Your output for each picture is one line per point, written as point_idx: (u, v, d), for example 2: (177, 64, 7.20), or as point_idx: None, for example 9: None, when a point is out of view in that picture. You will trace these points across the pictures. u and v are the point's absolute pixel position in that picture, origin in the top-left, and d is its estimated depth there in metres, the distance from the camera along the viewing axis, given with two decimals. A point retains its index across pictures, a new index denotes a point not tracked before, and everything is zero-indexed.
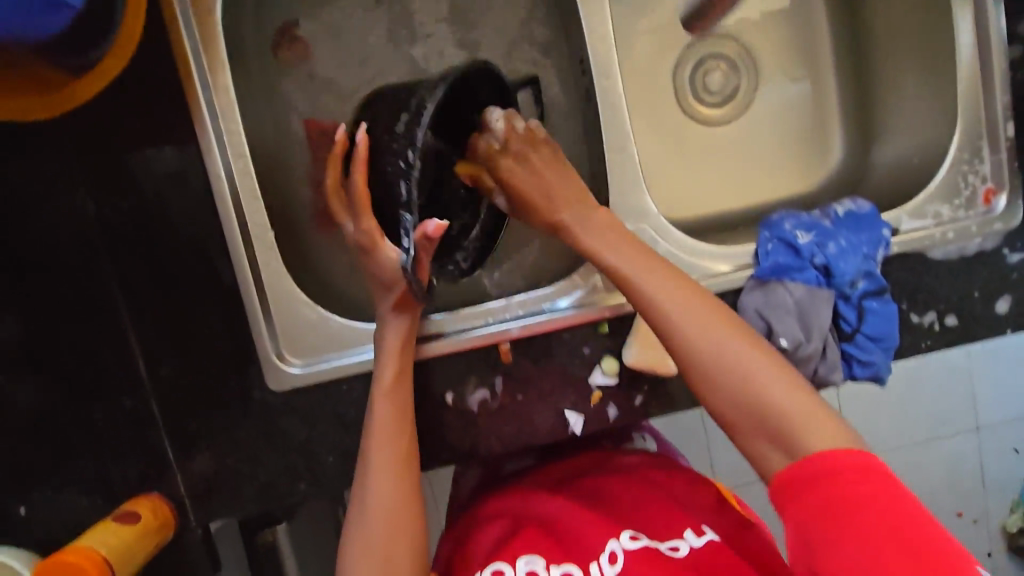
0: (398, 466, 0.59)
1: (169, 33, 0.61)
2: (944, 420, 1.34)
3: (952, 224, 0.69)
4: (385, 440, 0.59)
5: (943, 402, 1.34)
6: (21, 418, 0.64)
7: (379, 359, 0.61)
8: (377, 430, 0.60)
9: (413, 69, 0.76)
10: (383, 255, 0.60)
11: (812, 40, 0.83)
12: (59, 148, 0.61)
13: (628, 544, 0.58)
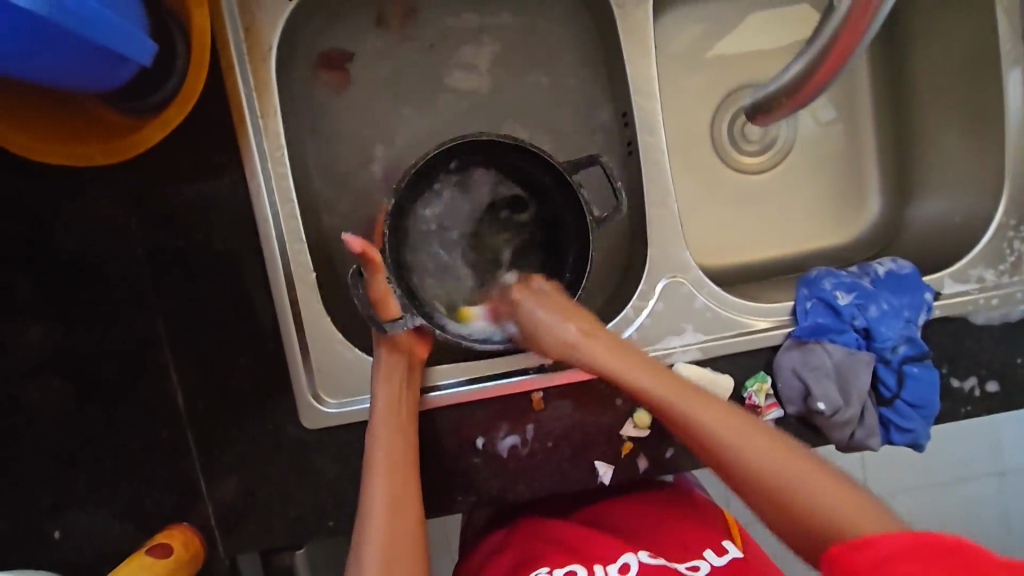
0: (399, 505, 0.59)
1: (224, 78, 0.62)
2: (969, 467, 1.31)
3: (996, 290, 0.68)
4: (385, 476, 0.59)
5: (969, 450, 1.31)
6: (62, 445, 0.65)
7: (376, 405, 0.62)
8: (380, 464, 0.60)
9: (455, 111, 0.77)
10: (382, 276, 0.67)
11: (854, 91, 0.82)
12: (112, 184, 0.63)
13: (643, 559, 0.60)
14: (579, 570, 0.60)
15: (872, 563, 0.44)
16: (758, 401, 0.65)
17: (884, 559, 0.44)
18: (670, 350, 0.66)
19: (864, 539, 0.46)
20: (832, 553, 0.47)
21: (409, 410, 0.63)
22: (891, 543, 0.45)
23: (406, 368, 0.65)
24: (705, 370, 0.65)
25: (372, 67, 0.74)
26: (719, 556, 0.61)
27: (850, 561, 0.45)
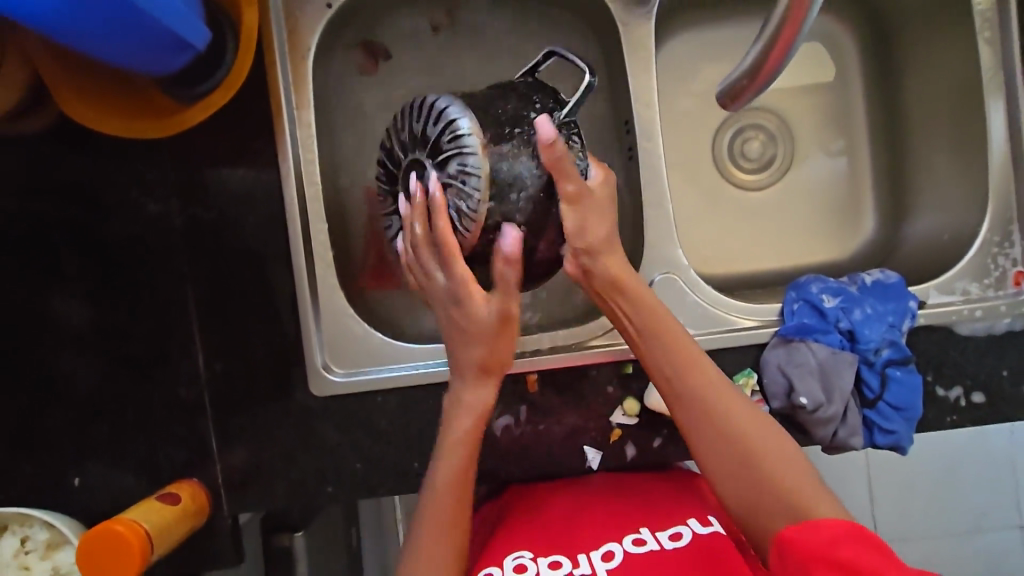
0: (450, 520, 0.61)
1: (266, 72, 0.70)
2: (985, 514, 1.28)
3: (980, 302, 0.70)
4: (448, 454, 0.62)
5: (984, 496, 1.28)
6: (90, 396, 0.71)
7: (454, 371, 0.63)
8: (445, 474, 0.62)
9: None
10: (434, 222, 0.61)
11: (848, 117, 0.87)
12: (158, 160, 0.70)
13: (629, 548, 0.62)
14: (563, 562, 0.61)
15: (823, 545, 0.49)
16: (744, 394, 0.67)
17: (827, 547, 0.49)
18: None
19: (814, 520, 0.51)
20: (784, 535, 0.51)
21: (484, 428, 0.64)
22: (833, 531, 0.50)
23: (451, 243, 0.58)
24: None
25: (400, 71, 0.81)
26: (703, 526, 0.63)
27: (806, 543, 0.50)
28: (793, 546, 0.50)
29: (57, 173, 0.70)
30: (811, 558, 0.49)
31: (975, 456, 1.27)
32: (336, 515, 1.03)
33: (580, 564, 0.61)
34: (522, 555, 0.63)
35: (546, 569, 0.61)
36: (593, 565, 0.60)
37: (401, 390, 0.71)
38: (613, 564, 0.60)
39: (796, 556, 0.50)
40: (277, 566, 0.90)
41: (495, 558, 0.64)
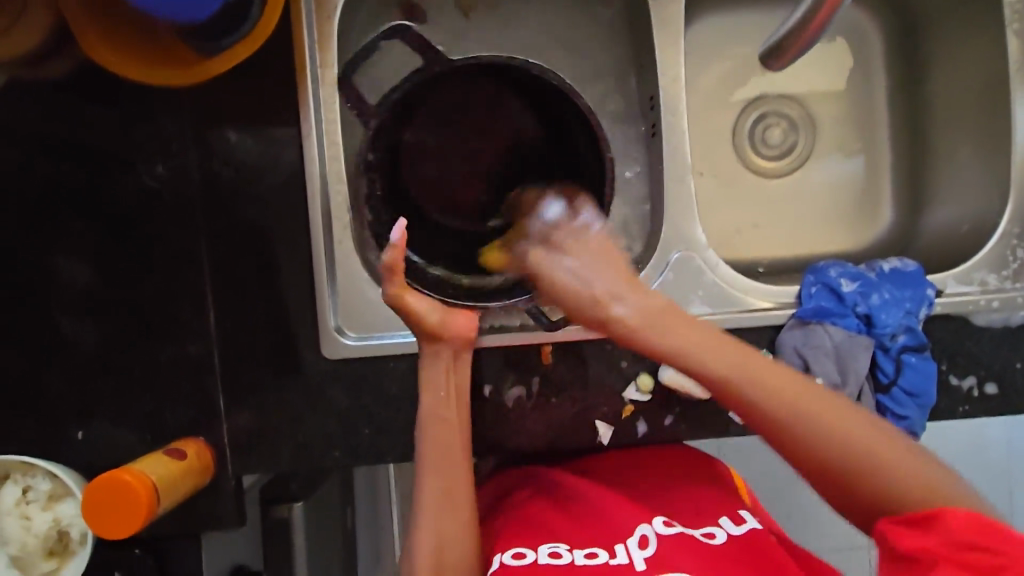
0: (450, 502, 0.63)
1: (292, 29, 0.69)
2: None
3: (997, 293, 0.70)
4: (437, 459, 0.63)
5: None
6: (97, 347, 0.70)
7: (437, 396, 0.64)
8: (430, 455, 0.63)
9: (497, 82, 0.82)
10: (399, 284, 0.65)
11: (870, 114, 0.87)
12: (177, 112, 0.69)
13: (660, 530, 0.62)
14: (599, 552, 0.61)
15: (937, 542, 0.48)
16: None
17: (944, 539, 0.48)
18: None
19: (930, 514, 0.49)
20: (883, 528, 0.50)
21: (462, 407, 0.66)
22: (951, 522, 0.48)
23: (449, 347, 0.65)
24: None
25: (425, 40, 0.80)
26: (736, 526, 0.63)
27: (915, 538, 0.49)
28: (901, 541, 0.49)
29: (73, 119, 0.69)
30: (931, 554, 0.48)
31: (973, 463, 1.27)
32: (333, 490, 1.02)
33: (618, 554, 0.60)
34: (558, 543, 0.62)
35: (583, 558, 0.60)
36: (630, 554, 0.60)
37: (413, 356, 0.71)
38: (649, 551, 0.60)
39: (903, 549, 0.49)
40: (274, 535, 0.89)
41: (528, 541, 0.63)
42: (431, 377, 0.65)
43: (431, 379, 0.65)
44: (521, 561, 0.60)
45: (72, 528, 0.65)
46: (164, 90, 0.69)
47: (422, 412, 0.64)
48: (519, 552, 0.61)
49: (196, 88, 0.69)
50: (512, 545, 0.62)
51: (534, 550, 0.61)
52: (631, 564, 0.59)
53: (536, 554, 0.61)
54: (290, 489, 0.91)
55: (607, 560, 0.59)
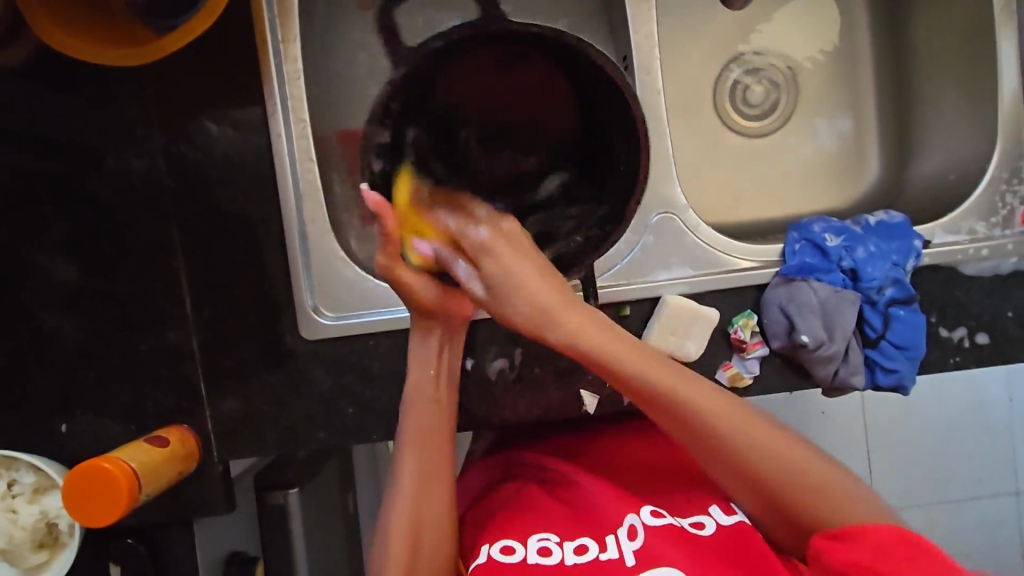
0: (430, 481, 0.62)
1: (250, 3, 0.67)
2: (984, 482, 1.28)
3: (987, 241, 0.68)
4: (421, 446, 0.62)
5: (982, 464, 1.27)
6: (74, 338, 0.69)
7: (439, 380, 0.64)
8: (412, 435, 0.63)
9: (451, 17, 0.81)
10: (403, 277, 0.63)
11: (854, 72, 0.85)
12: (139, 96, 0.68)
13: (649, 520, 0.58)
14: (590, 546, 0.57)
15: (867, 554, 0.49)
16: (743, 335, 0.66)
17: (875, 552, 0.49)
18: (659, 283, 0.67)
19: (858, 529, 0.51)
20: (817, 544, 0.52)
21: (449, 386, 0.65)
22: (878, 538, 0.50)
23: (442, 332, 0.65)
24: (692, 302, 0.66)
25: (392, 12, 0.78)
26: (727, 516, 0.59)
27: (848, 552, 0.50)
28: (834, 555, 0.50)
29: (34, 108, 0.67)
30: (859, 568, 0.49)
31: (974, 424, 1.26)
32: (330, 475, 1.02)
33: (608, 548, 0.56)
34: (548, 535, 0.59)
35: (573, 555, 0.56)
36: (620, 547, 0.56)
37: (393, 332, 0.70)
38: (638, 542, 0.56)
39: (835, 563, 0.50)
40: (271, 523, 0.89)
41: (516, 532, 0.59)
42: (420, 355, 0.64)
43: (420, 356, 0.64)
44: (510, 557, 0.57)
45: (61, 519, 0.66)
46: (123, 73, 0.67)
47: (410, 392, 0.64)
48: (509, 545, 0.58)
49: (156, 70, 0.67)
50: (503, 537, 0.59)
51: (524, 544, 0.58)
52: (621, 559, 0.55)
53: (526, 551, 0.57)
54: (285, 476, 0.91)
55: (597, 554, 0.56)
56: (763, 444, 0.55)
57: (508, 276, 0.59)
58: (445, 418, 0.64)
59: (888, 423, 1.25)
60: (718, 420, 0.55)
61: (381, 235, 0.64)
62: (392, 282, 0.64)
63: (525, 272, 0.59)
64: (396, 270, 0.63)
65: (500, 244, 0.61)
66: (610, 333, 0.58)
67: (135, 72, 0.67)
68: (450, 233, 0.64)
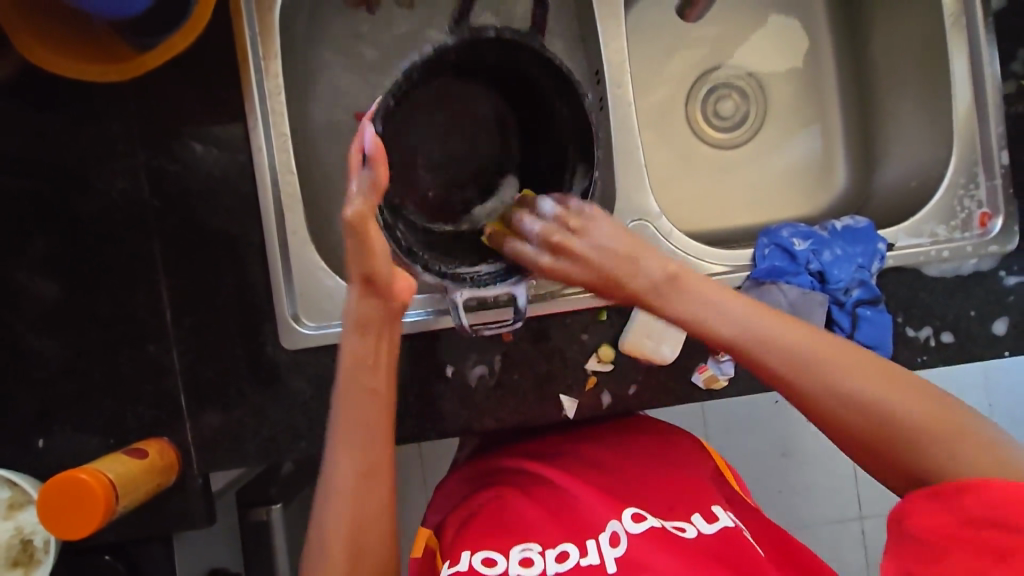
0: (368, 485, 0.60)
1: (231, 20, 0.69)
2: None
3: (948, 243, 0.71)
4: (354, 449, 0.60)
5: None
6: (54, 353, 0.69)
7: (377, 366, 0.61)
8: (345, 436, 0.60)
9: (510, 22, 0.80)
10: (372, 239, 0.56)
11: (819, 87, 0.89)
12: (122, 111, 0.69)
13: (632, 527, 0.58)
14: (571, 552, 0.57)
15: (957, 518, 0.48)
16: None
17: (963, 516, 0.47)
18: None
19: (958, 486, 0.49)
20: (901, 507, 0.52)
21: (388, 376, 0.62)
22: (980, 501, 0.47)
23: (383, 317, 0.61)
24: None
25: (374, 31, 0.81)
26: (709, 524, 0.60)
27: (937, 515, 0.49)
28: (916, 522, 0.50)
29: (16, 124, 0.68)
30: (947, 535, 0.48)
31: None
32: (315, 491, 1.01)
33: (588, 553, 0.57)
34: (530, 544, 0.59)
35: (554, 564, 0.57)
36: (602, 553, 0.56)
37: None
38: (620, 549, 0.56)
39: (921, 529, 0.50)
40: (254, 539, 0.88)
41: (495, 542, 0.60)
42: (354, 350, 0.61)
43: (358, 349, 0.60)
44: (491, 569, 0.57)
45: (36, 536, 0.65)
46: (105, 90, 0.68)
47: (341, 387, 0.61)
48: (490, 556, 0.58)
49: (138, 86, 0.68)
50: (482, 547, 0.59)
51: (506, 556, 0.58)
52: (602, 565, 0.55)
53: (507, 563, 0.57)
54: (268, 492, 0.91)
55: (577, 561, 0.56)
56: (858, 387, 0.55)
57: (612, 257, 0.60)
58: (386, 408, 0.62)
59: None
60: (817, 367, 0.56)
61: (360, 181, 0.56)
62: (357, 239, 0.56)
63: (628, 249, 0.60)
64: (367, 228, 0.56)
65: (569, 242, 0.61)
66: (713, 293, 0.59)
67: (117, 88, 0.68)
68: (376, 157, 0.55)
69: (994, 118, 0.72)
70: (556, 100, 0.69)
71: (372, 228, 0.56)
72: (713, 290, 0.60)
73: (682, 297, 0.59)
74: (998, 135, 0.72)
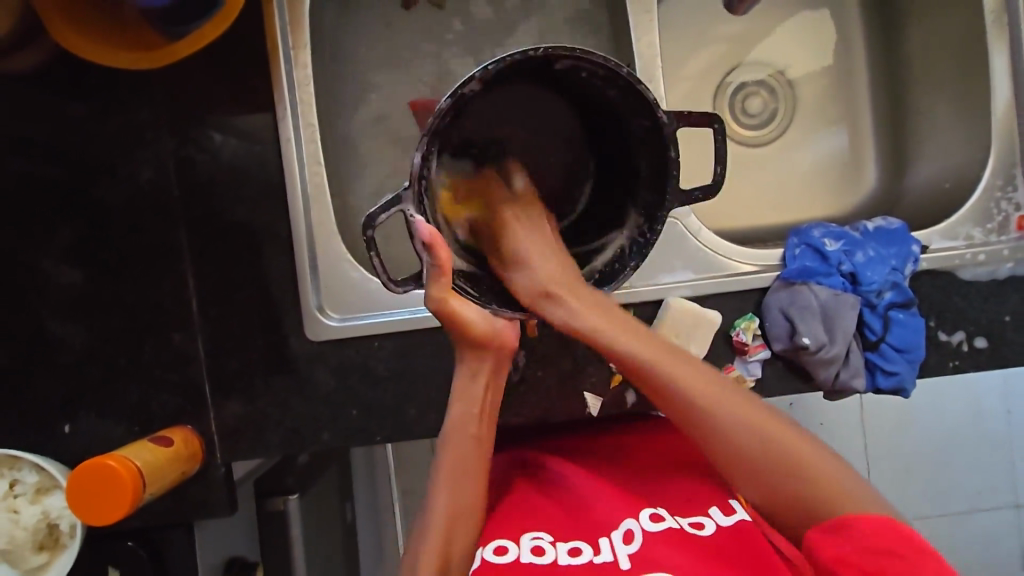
0: (462, 510, 0.59)
1: (262, 9, 0.68)
2: (984, 495, 1.28)
3: (983, 247, 0.69)
4: (453, 483, 0.60)
5: (982, 476, 1.27)
6: (81, 340, 0.70)
7: (482, 415, 0.62)
8: (448, 469, 0.60)
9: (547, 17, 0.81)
10: (464, 311, 0.57)
11: (850, 85, 0.87)
12: (151, 99, 0.69)
13: (647, 525, 0.58)
14: (584, 549, 0.57)
15: (853, 550, 0.49)
16: (745, 338, 0.66)
17: (859, 547, 0.49)
18: (661, 286, 0.68)
19: (847, 521, 0.50)
20: (809, 538, 0.51)
21: (493, 422, 0.63)
22: (866, 535, 0.49)
23: (494, 363, 0.62)
24: (694, 305, 0.67)
25: (401, 23, 0.81)
26: (725, 517, 0.59)
27: (831, 546, 0.50)
28: (822, 551, 0.50)
29: (45, 110, 0.68)
30: (842, 563, 0.49)
31: (972, 437, 1.26)
32: (331, 483, 1.01)
33: (602, 551, 0.56)
34: (541, 536, 0.59)
35: (566, 556, 0.56)
36: (615, 550, 0.56)
37: (397, 335, 0.71)
38: (634, 546, 0.56)
39: (827, 559, 0.50)
40: (271, 529, 0.89)
41: (510, 532, 0.61)
42: (463, 393, 0.62)
43: (467, 391, 0.61)
44: (503, 558, 0.57)
45: (62, 520, 0.65)
46: (135, 78, 0.68)
47: (449, 428, 0.62)
48: (503, 545, 0.59)
49: (167, 74, 0.68)
50: (495, 538, 0.60)
51: (517, 544, 0.58)
52: (616, 562, 0.55)
53: (519, 550, 0.58)
54: (284, 482, 0.91)
55: (591, 557, 0.56)
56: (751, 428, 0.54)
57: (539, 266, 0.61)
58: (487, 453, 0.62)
59: (888, 434, 1.26)
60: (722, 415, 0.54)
61: (426, 268, 0.56)
62: (445, 317, 0.57)
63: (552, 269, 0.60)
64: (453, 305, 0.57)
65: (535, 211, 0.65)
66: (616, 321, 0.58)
67: (147, 76, 0.68)
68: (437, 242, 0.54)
69: None
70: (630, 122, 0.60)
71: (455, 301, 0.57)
72: (609, 312, 0.59)
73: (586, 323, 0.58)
74: None
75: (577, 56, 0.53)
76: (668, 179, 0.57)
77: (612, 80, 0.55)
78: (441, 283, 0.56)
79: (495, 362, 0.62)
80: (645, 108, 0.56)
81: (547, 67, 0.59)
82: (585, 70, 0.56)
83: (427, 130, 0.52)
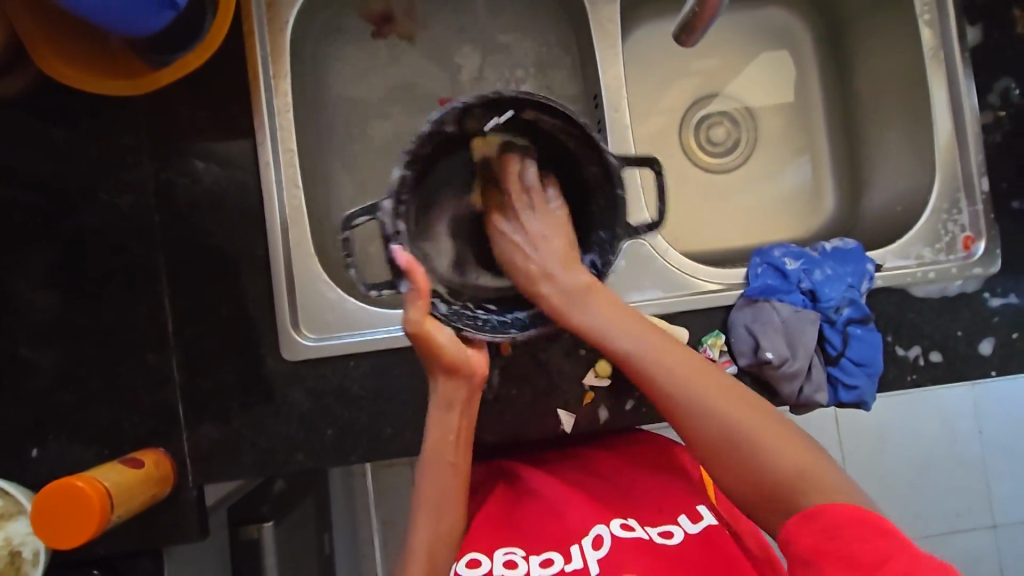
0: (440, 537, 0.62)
1: (245, 42, 0.72)
2: (961, 515, 1.30)
3: (933, 265, 0.73)
4: (427, 508, 0.62)
5: (958, 497, 1.29)
6: (53, 363, 0.69)
7: (458, 445, 0.63)
8: (426, 498, 0.63)
9: (520, 51, 0.85)
10: (439, 337, 0.59)
11: (808, 114, 0.92)
12: (133, 125, 0.70)
13: (616, 531, 0.61)
14: (555, 559, 0.60)
15: (826, 540, 0.49)
16: (712, 354, 0.69)
17: (830, 535, 0.49)
18: (632, 303, 0.70)
19: (817, 510, 0.50)
20: (784, 530, 0.51)
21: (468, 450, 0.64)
22: (836, 520, 0.49)
23: (466, 395, 0.63)
24: (663, 321, 0.69)
25: (381, 56, 0.84)
26: (694, 524, 0.62)
27: (805, 535, 0.49)
28: (797, 542, 0.50)
29: (28, 136, 0.70)
30: (817, 552, 0.49)
31: (946, 457, 1.29)
32: (308, 513, 0.99)
33: (572, 559, 0.59)
34: (514, 549, 0.61)
35: (538, 567, 0.59)
36: (585, 558, 0.59)
37: (373, 354, 0.71)
38: (602, 552, 0.59)
39: (800, 550, 0.50)
40: (243, 559, 0.86)
41: (484, 544, 0.62)
42: (442, 423, 0.63)
43: (442, 421, 0.62)
44: (475, 570, 0.60)
45: (25, 547, 0.64)
46: (117, 105, 0.70)
47: (427, 460, 0.63)
48: (475, 558, 0.61)
49: (150, 101, 0.70)
50: (468, 551, 0.62)
51: (490, 557, 0.61)
52: (585, 569, 0.58)
53: (491, 564, 0.60)
54: (259, 510, 0.89)
55: (562, 566, 0.59)
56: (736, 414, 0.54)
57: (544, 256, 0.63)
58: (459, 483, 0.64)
59: (865, 457, 1.28)
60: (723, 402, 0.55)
61: (406, 290, 0.59)
62: (421, 343, 0.59)
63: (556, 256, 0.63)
64: (431, 326, 0.59)
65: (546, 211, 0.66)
66: (619, 315, 0.60)
67: (129, 103, 0.70)
68: (414, 267, 0.57)
69: (975, 148, 0.75)
70: (585, 164, 0.64)
71: (430, 327, 0.59)
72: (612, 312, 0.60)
73: (583, 313, 0.60)
74: (979, 162, 0.75)
75: (526, 104, 0.59)
76: (618, 212, 0.61)
77: (563, 129, 0.61)
78: (417, 301, 0.58)
79: (466, 388, 0.63)
80: (593, 154, 0.62)
81: (513, 125, 0.65)
82: (544, 122, 0.62)
83: (410, 149, 0.58)
